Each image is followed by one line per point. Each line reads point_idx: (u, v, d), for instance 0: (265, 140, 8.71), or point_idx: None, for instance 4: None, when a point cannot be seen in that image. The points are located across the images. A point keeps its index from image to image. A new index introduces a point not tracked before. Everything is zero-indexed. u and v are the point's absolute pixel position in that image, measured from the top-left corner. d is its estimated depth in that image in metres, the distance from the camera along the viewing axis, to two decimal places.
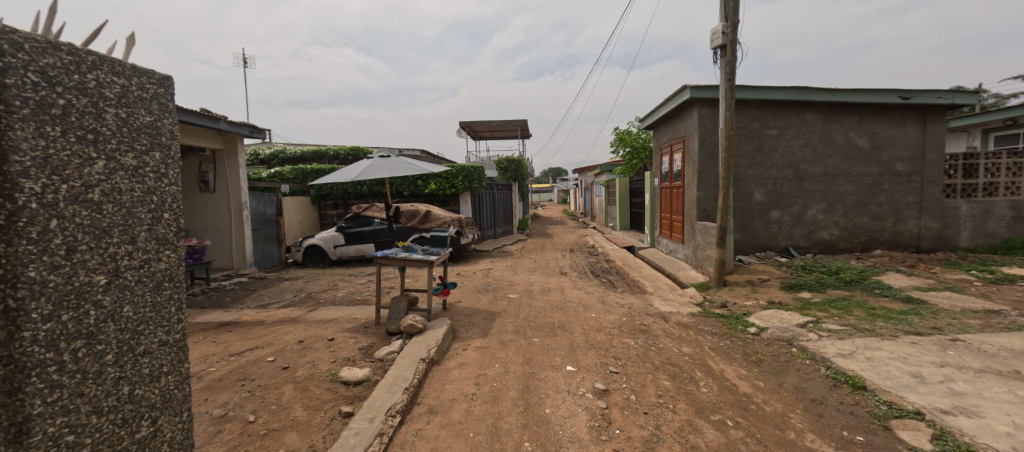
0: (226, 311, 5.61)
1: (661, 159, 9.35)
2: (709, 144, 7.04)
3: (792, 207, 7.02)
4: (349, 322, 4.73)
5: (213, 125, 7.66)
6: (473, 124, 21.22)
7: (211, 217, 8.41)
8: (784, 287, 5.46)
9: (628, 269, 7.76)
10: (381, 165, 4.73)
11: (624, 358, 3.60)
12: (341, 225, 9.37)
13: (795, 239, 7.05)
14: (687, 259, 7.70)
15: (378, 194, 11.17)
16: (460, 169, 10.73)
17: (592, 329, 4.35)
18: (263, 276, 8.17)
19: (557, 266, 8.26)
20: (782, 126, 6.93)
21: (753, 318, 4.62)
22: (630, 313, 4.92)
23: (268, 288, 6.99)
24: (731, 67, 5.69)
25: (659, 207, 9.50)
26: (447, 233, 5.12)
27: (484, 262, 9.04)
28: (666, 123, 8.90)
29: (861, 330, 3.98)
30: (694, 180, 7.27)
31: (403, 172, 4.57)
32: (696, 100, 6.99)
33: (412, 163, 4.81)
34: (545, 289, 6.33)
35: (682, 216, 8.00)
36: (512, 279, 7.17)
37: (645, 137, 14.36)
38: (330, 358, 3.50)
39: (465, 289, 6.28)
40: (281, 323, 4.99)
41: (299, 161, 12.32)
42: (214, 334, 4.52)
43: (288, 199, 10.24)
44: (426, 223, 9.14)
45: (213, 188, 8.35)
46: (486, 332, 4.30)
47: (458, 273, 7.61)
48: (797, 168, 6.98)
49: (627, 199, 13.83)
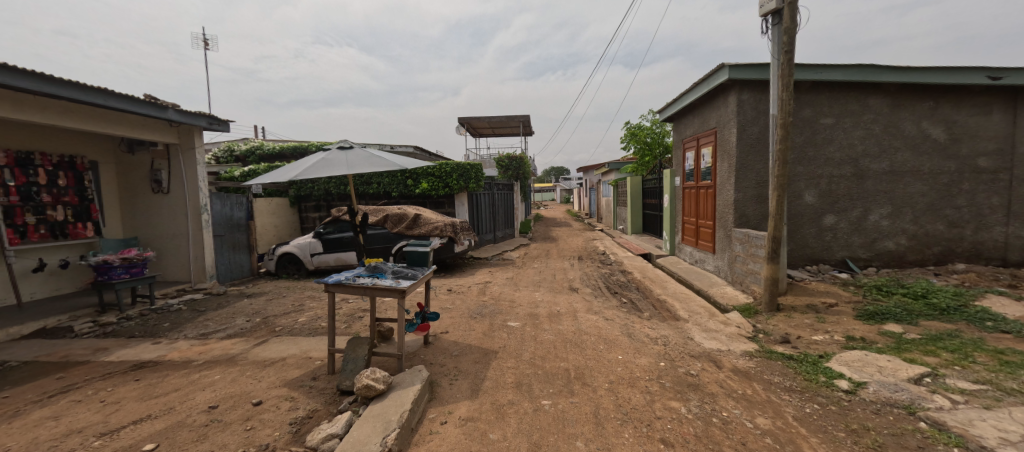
0: (152, 345, 4.48)
1: (683, 155, 8.17)
2: (749, 136, 5.86)
3: (850, 212, 5.83)
4: (296, 367, 3.57)
5: (160, 114, 6.51)
6: (472, 120, 20.01)
7: (166, 222, 7.31)
8: (860, 316, 4.27)
9: (650, 284, 6.58)
10: (337, 160, 3.58)
11: (678, 444, 2.40)
12: (318, 231, 8.24)
13: (853, 249, 5.86)
14: (719, 272, 6.54)
15: (363, 194, 9.83)
16: (453, 166, 9.53)
17: (621, 383, 3.17)
18: (224, 291, 7.04)
19: (564, 280, 7.06)
20: (840, 114, 5.74)
21: (835, 365, 3.43)
22: (668, 353, 3.73)
23: (220, 308, 5.85)
24: (789, 35, 4.52)
25: (681, 210, 8.32)
26: (428, 249, 3.90)
27: (482, 274, 7.85)
28: (690, 113, 7.74)
29: (1014, 393, 2.77)
30: (730, 179, 6.09)
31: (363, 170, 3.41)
32: (735, 84, 5.81)
33: (377, 156, 3.65)
34: (553, 312, 5.14)
35: (712, 221, 6.83)
36: (513, 297, 5.99)
37: (658, 132, 13.13)
38: (238, 445, 2.33)
39: (456, 314, 5.11)
40: (211, 364, 3.85)
41: (278, 158, 11.19)
42: (112, 386, 3.38)
43: (260, 201, 9.08)
44: (415, 229, 7.99)
45: (167, 189, 7.24)
46: (477, 389, 3.12)
47: (449, 290, 6.43)
48: (857, 164, 5.79)
49: (639, 200, 12.62)
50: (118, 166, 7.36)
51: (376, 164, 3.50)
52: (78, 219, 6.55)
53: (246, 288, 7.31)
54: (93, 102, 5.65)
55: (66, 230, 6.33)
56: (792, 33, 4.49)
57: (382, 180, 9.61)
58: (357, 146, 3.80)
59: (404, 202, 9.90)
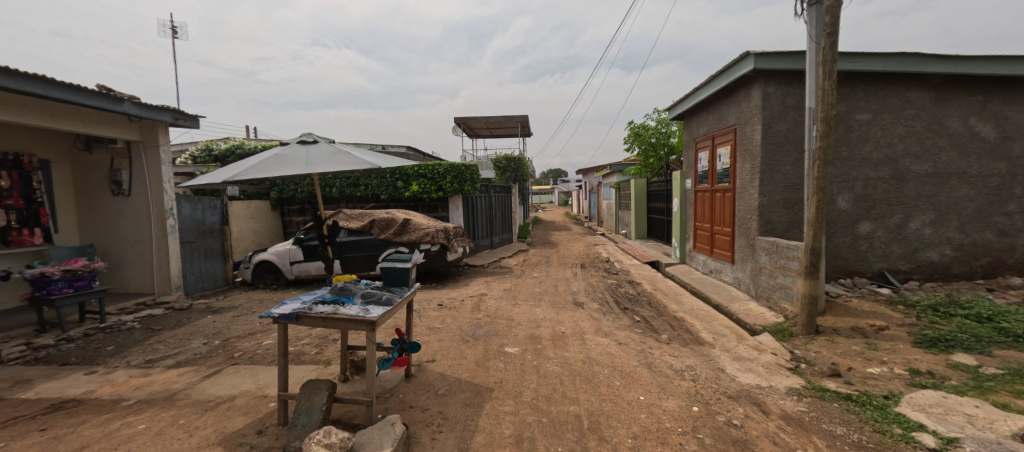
0: (83, 377, 3.77)
1: (695, 155, 7.54)
2: (775, 134, 5.25)
3: (888, 218, 5.21)
4: (243, 412, 2.89)
5: (116, 108, 5.75)
6: (468, 120, 19.33)
7: (127, 227, 6.60)
8: (919, 343, 3.64)
9: (662, 298, 5.94)
10: (294, 155, 2.92)
11: None
12: (299, 237, 7.56)
13: (891, 261, 5.24)
14: (739, 285, 5.90)
15: (350, 197, 9.16)
16: (447, 167, 8.86)
17: (648, 438, 2.50)
18: (190, 305, 6.33)
19: (568, 293, 6.39)
20: (878, 109, 5.12)
21: (909, 411, 2.78)
22: (699, 392, 3.08)
23: (178, 327, 5.15)
24: (831, 15, 3.89)
25: (693, 215, 7.70)
26: (408, 264, 3.20)
27: (477, 285, 7.17)
28: (703, 110, 7.12)
29: None
30: (753, 181, 5.46)
31: (324, 169, 2.76)
32: (761, 75, 5.19)
33: (344, 152, 3.00)
34: (557, 334, 4.46)
35: (730, 228, 6.20)
36: (511, 313, 5.32)
37: (663, 132, 12.53)
38: None
39: (445, 336, 4.44)
40: (142, 406, 3.16)
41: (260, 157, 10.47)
42: (7, 441, 2.69)
43: (237, 204, 8.38)
44: (405, 235, 7.31)
45: (128, 191, 6.54)
46: (466, 447, 2.45)
47: (440, 305, 5.76)
48: (896, 165, 5.17)
49: (644, 203, 11.98)
50: (74, 165, 6.66)
51: (341, 161, 2.85)
52: (24, 225, 5.81)
53: (215, 301, 6.60)
54: (29, 92, 4.75)
55: (9, 238, 5.60)
56: (834, 12, 3.87)
57: (371, 181, 8.92)
58: (322, 139, 3.15)
59: (394, 205, 9.21)
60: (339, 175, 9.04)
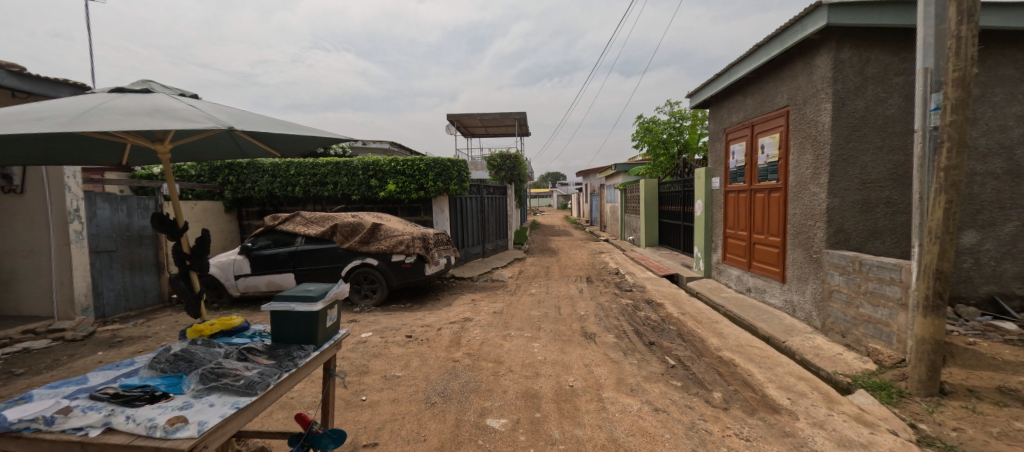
0: None
1: (726, 149, 6.28)
2: (849, 114, 4.00)
3: (1000, 226, 3.93)
4: None
5: None
6: (462, 117, 18.07)
7: (20, 233, 5.24)
8: None
9: (697, 328, 4.61)
10: (83, 105, 1.69)
11: None
12: (245, 245, 6.23)
13: (1004, 282, 3.95)
14: (795, 311, 4.60)
15: (317, 198, 7.84)
16: (430, 162, 7.54)
17: None
18: (91, 333, 4.95)
19: (574, 319, 5.05)
20: (987, 80, 3.87)
21: None
22: None
23: (47, 370, 3.79)
24: None
25: (721, 221, 6.42)
26: (310, 306, 1.84)
27: (462, 306, 5.82)
28: (739, 92, 5.87)
29: None
30: (817, 178, 4.19)
31: (107, 126, 1.52)
32: (832, 35, 3.96)
33: (177, 104, 1.74)
34: (563, 390, 3.12)
35: (779, 238, 4.92)
36: (500, 351, 3.99)
37: (677, 127, 11.23)
38: None
39: (404, 394, 3.10)
40: None
41: None
42: None
43: (178, 205, 6.97)
44: (373, 243, 5.97)
45: (19, 188, 5.15)
46: None
47: (408, 337, 4.40)
48: (1012, 155, 3.90)
49: (655, 207, 10.69)
50: None
51: (151, 115, 1.59)
52: None
53: (128, 328, 5.23)
54: None
55: None
56: None
57: (342, 178, 7.57)
58: (161, 89, 1.91)
59: (369, 207, 7.88)
60: (304, 170, 7.63)
